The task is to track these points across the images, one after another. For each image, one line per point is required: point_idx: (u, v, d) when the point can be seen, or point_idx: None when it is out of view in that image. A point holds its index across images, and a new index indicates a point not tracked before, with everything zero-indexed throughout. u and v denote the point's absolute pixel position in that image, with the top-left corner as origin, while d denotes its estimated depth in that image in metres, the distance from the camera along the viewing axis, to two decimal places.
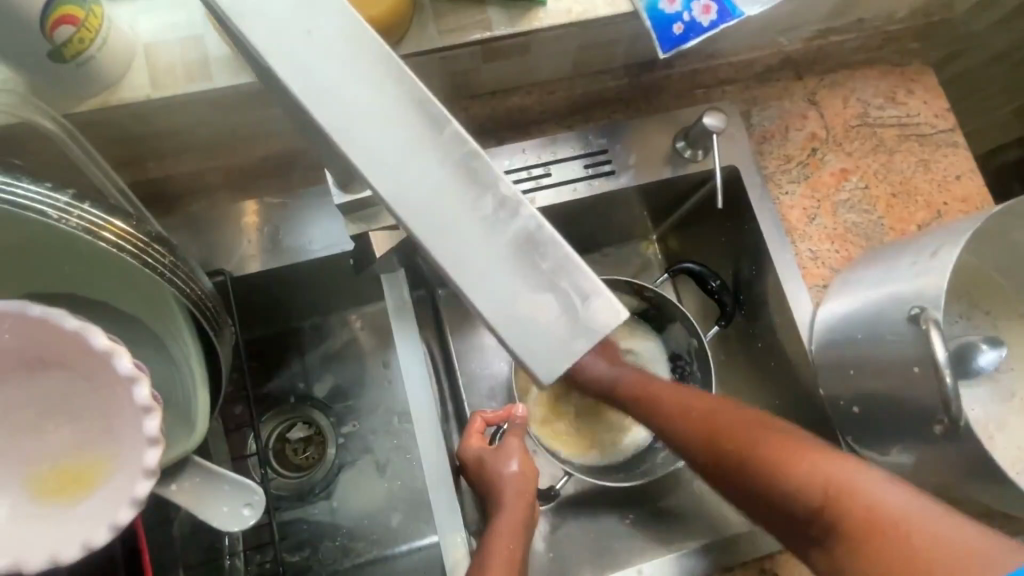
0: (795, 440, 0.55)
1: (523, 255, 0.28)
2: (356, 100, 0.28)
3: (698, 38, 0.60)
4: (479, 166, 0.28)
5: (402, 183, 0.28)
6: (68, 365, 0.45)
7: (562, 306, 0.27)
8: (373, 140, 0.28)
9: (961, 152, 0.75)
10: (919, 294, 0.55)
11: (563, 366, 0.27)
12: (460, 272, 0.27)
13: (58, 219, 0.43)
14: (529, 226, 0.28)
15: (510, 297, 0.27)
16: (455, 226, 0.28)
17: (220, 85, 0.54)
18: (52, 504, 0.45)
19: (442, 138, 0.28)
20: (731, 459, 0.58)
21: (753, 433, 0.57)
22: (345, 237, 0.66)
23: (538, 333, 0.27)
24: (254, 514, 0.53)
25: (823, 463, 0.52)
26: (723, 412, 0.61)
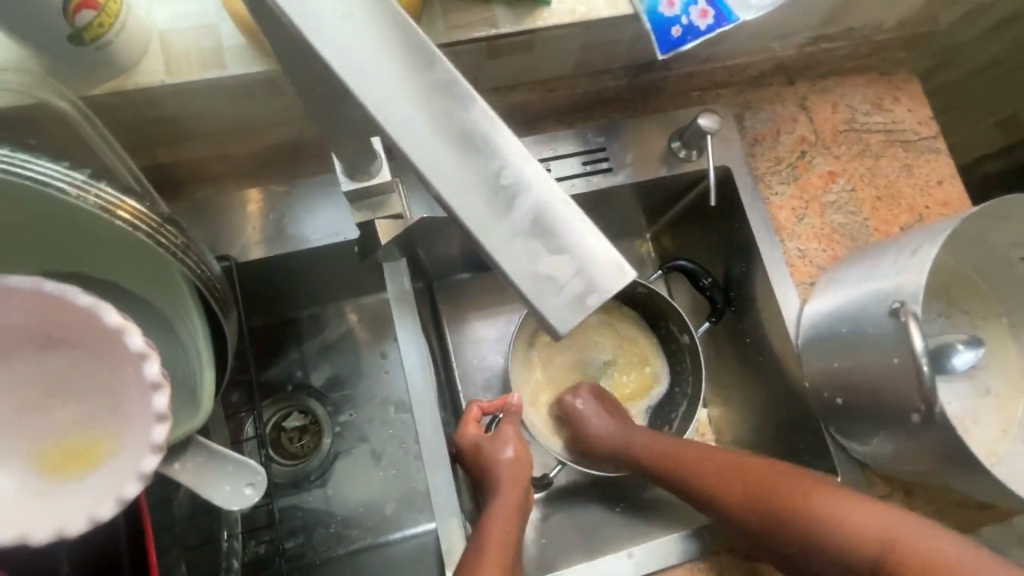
0: (836, 494, 0.59)
1: (540, 220, 0.30)
2: (384, 78, 0.30)
3: (696, 41, 0.63)
4: (499, 136, 0.30)
5: (426, 152, 0.30)
6: (77, 343, 0.45)
7: (576, 263, 0.29)
8: (400, 112, 0.30)
9: (943, 158, 0.78)
10: (899, 290, 0.58)
11: (575, 318, 0.29)
12: (484, 235, 0.29)
13: (76, 197, 0.45)
14: (544, 190, 0.30)
15: (530, 258, 0.29)
16: (477, 189, 0.30)
17: (233, 73, 0.55)
18: (58, 479, 0.45)
19: (465, 112, 0.30)
20: (781, 522, 0.60)
21: (798, 491, 0.61)
22: (350, 225, 0.67)
23: (555, 291, 0.29)
24: (256, 493, 0.54)
25: (871, 517, 0.57)
26: (760, 475, 0.64)
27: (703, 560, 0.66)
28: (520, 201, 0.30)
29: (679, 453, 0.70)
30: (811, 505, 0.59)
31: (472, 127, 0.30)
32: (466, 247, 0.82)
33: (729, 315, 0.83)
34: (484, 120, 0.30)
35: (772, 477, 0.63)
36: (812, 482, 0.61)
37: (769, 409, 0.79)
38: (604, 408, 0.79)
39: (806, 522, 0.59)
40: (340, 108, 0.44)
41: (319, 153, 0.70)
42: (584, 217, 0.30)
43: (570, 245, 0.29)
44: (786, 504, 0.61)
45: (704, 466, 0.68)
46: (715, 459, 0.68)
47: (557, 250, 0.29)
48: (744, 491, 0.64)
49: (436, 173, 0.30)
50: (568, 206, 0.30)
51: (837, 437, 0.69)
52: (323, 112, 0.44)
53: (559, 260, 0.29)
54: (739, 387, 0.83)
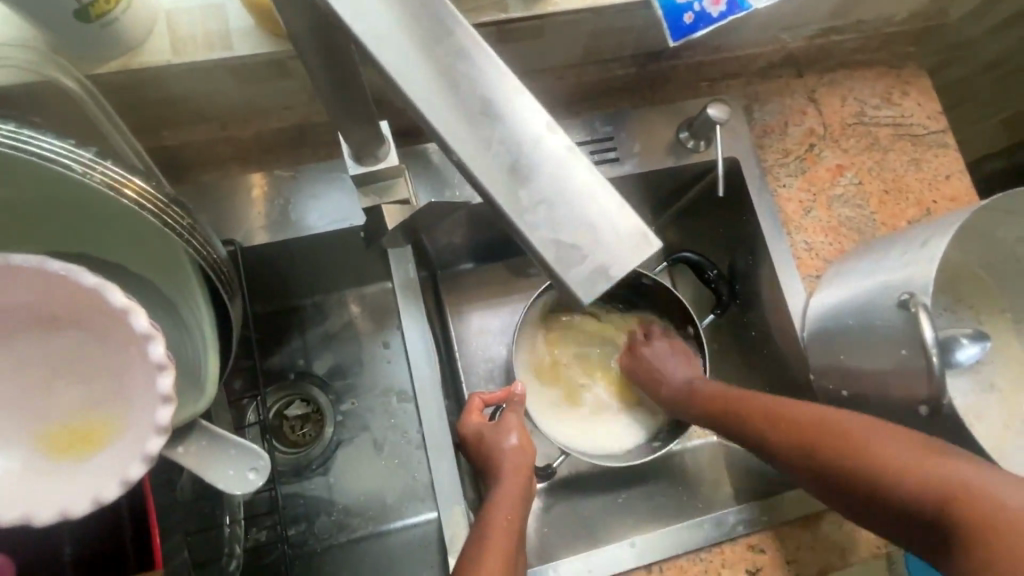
0: (910, 439, 0.54)
1: (563, 188, 0.29)
2: (402, 48, 0.30)
3: (707, 28, 0.62)
4: (519, 103, 0.30)
5: (445, 121, 0.30)
6: (83, 323, 0.45)
7: (604, 231, 0.29)
8: (421, 83, 0.30)
9: (951, 153, 0.78)
10: (907, 282, 0.57)
11: (598, 289, 0.29)
12: (507, 204, 0.29)
13: (82, 174, 0.45)
14: (566, 156, 0.30)
15: (554, 226, 0.29)
16: (496, 154, 0.30)
17: (242, 55, 0.55)
18: (61, 460, 0.45)
19: (485, 76, 0.31)
20: (834, 465, 0.57)
21: (861, 436, 0.56)
22: (355, 212, 0.67)
23: (579, 261, 0.29)
24: (259, 478, 0.54)
25: (947, 468, 0.51)
26: (824, 417, 0.60)
27: (707, 550, 0.66)
28: (545, 169, 0.30)
29: (740, 398, 0.68)
30: (874, 447, 0.55)
31: (493, 97, 0.30)
32: (471, 236, 0.81)
33: (734, 308, 0.83)
34: (506, 89, 0.31)
35: (835, 419, 0.59)
36: (883, 427, 0.56)
37: None
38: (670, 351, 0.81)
39: (867, 466, 0.55)
40: (350, 90, 0.44)
41: (324, 139, 0.69)
42: (607, 185, 0.30)
43: (595, 213, 0.29)
44: (847, 446, 0.57)
45: (765, 406, 0.65)
46: (775, 402, 0.65)
47: (583, 218, 0.29)
48: (801, 431, 0.61)
49: (456, 144, 0.30)
50: (591, 175, 0.30)
51: None
52: (333, 94, 0.44)
53: (583, 228, 0.29)
54: (743, 380, 0.83)
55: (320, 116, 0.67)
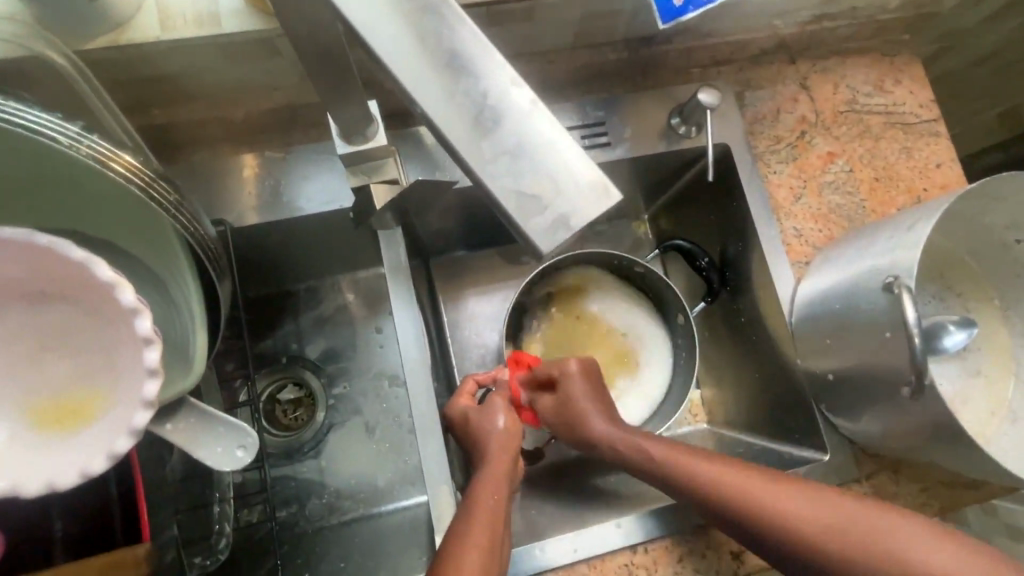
0: (898, 526, 0.53)
1: (526, 141, 0.32)
2: (382, 20, 0.32)
3: (697, 11, 0.62)
4: (489, 59, 0.32)
5: (417, 77, 0.32)
6: (71, 298, 0.45)
7: (563, 188, 0.32)
8: (400, 50, 0.32)
9: (943, 141, 0.78)
10: (893, 265, 0.57)
11: (560, 241, 0.32)
12: (473, 156, 0.32)
13: (68, 146, 0.45)
14: (531, 114, 0.32)
15: (516, 176, 0.32)
16: (470, 107, 0.32)
17: (231, 32, 0.55)
18: (48, 433, 0.45)
19: (463, 35, 0.33)
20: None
21: (863, 536, 0.52)
22: (346, 193, 0.67)
23: (540, 212, 0.32)
24: (248, 455, 0.54)
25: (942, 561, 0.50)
26: (821, 515, 0.54)
27: (692, 532, 0.66)
28: (507, 122, 0.32)
29: (731, 489, 0.58)
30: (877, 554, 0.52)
31: (461, 52, 0.32)
32: (463, 222, 0.82)
33: (725, 295, 0.83)
34: (473, 42, 0.33)
35: (832, 523, 0.54)
36: (874, 519, 0.53)
37: (759, 389, 0.79)
38: (595, 400, 0.70)
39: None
40: (336, 66, 0.44)
41: (315, 121, 0.69)
42: (568, 138, 0.32)
43: (556, 164, 0.32)
44: (855, 552, 0.52)
45: (763, 498, 0.56)
46: (765, 487, 0.57)
47: (543, 170, 0.32)
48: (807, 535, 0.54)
49: (426, 98, 0.32)
50: (554, 129, 0.32)
51: (827, 415, 0.70)
52: (320, 70, 0.44)
53: (543, 180, 0.32)
54: (733, 367, 0.83)
55: (311, 98, 0.67)
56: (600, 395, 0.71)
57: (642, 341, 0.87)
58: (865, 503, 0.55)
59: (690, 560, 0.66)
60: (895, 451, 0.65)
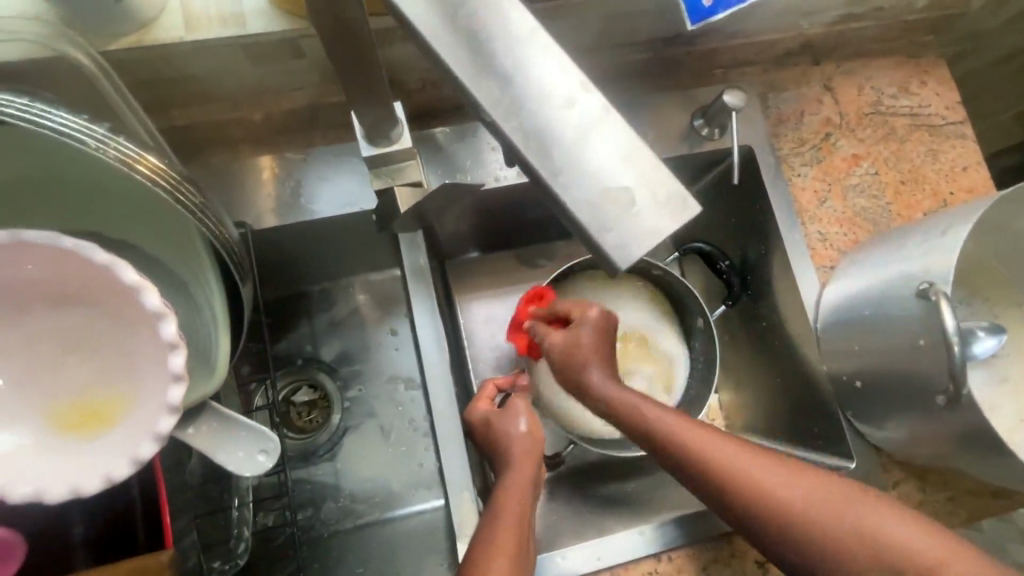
0: (874, 508, 0.51)
1: (596, 152, 0.31)
2: (436, 24, 0.31)
3: (726, 12, 0.61)
4: (563, 66, 0.32)
5: (477, 83, 0.32)
6: (94, 301, 0.45)
7: (641, 200, 0.31)
8: (455, 55, 0.31)
9: (969, 144, 0.76)
10: (926, 271, 0.56)
11: (633, 256, 0.31)
12: (545, 169, 0.31)
13: (95, 148, 0.44)
14: (606, 122, 0.32)
15: (588, 187, 0.31)
16: (545, 117, 0.32)
17: (255, 32, 0.54)
18: (71, 439, 0.44)
19: (533, 42, 0.32)
20: (801, 550, 0.51)
21: (846, 518, 0.50)
22: (367, 196, 0.66)
23: (611, 225, 0.31)
24: (270, 460, 0.53)
25: (922, 543, 0.48)
26: (821, 495, 0.51)
27: (716, 540, 0.65)
28: (577, 132, 0.31)
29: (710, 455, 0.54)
30: (847, 532, 0.50)
31: (523, 57, 0.32)
32: (480, 224, 0.81)
33: (745, 299, 0.82)
34: (538, 48, 0.32)
35: (807, 497, 0.51)
36: (852, 500, 0.51)
37: (781, 394, 0.78)
38: (604, 354, 0.62)
39: (840, 551, 0.50)
40: (368, 67, 0.43)
41: (336, 122, 0.69)
42: (642, 148, 0.31)
43: (631, 176, 0.31)
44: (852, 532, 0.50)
45: (766, 473, 0.53)
46: (746, 457, 0.54)
47: (618, 181, 0.31)
48: (781, 508, 0.51)
49: (487, 105, 0.32)
50: (627, 139, 0.31)
51: (852, 422, 0.69)
52: (350, 71, 0.43)
53: (619, 191, 0.31)
54: (753, 372, 0.82)
55: (332, 98, 0.66)
56: (611, 352, 0.63)
57: (650, 334, 0.85)
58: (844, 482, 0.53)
59: (714, 568, 0.65)
60: (923, 459, 0.64)
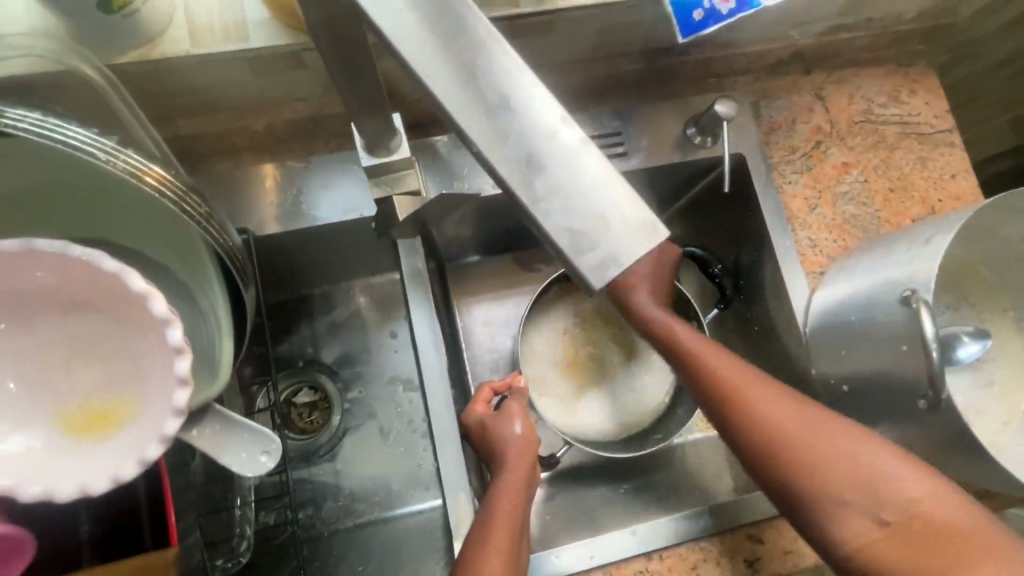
0: (873, 449, 0.55)
1: (576, 180, 0.33)
2: (428, 57, 0.33)
3: (717, 25, 0.62)
4: (542, 98, 0.34)
5: (465, 116, 0.33)
6: (103, 307, 0.47)
7: (615, 224, 0.33)
8: (446, 85, 0.33)
9: (957, 152, 0.78)
10: (910, 279, 0.58)
11: (608, 278, 0.33)
12: (527, 196, 0.33)
13: (105, 161, 0.45)
14: (582, 153, 0.33)
15: (568, 213, 0.32)
16: (523, 148, 0.33)
17: (259, 46, 0.56)
18: (82, 440, 0.46)
19: (518, 75, 0.34)
20: (801, 477, 0.55)
21: (834, 443, 0.55)
22: (367, 202, 0.68)
23: (590, 249, 0.32)
24: (271, 460, 0.55)
25: (901, 477, 0.53)
26: (808, 421, 0.57)
27: (706, 539, 0.67)
28: (559, 159, 0.33)
29: (730, 379, 0.61)
30: (844, 464, 0.54)
31: (510, 91, 0.34)
32: (478, 229, 0.82)
33: (738, 302, 0.84)
34: (524, 80, 0.34)
35: (814, 432, 0.56)
36: (853, 439, 0.55)
37: None
38: (654, 277, 0.67)
39: (836, 481, 0.54)
40: (366, 82, 0.45)
41: (336, 130, 0.70)
42: (618, 176, 0.33)
43: (609, 204, 0.33)
44: (830, 453, 0.55)
45: (758, 396, 0.59)
46: (760, 388, 0.60)
47: (595, 207, 0.32)
48: (786, 438, 0.57)
49: (476, 135, 0.33)
50: (603, 168, 0.33)
51: None
52: (349, 86, 0.45)
53: (595, 217, 0.32)
54: None
55: (333, 108, 0.68)
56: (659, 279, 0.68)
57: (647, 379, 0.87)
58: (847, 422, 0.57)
59: (704, 567, 0.66)
60: None
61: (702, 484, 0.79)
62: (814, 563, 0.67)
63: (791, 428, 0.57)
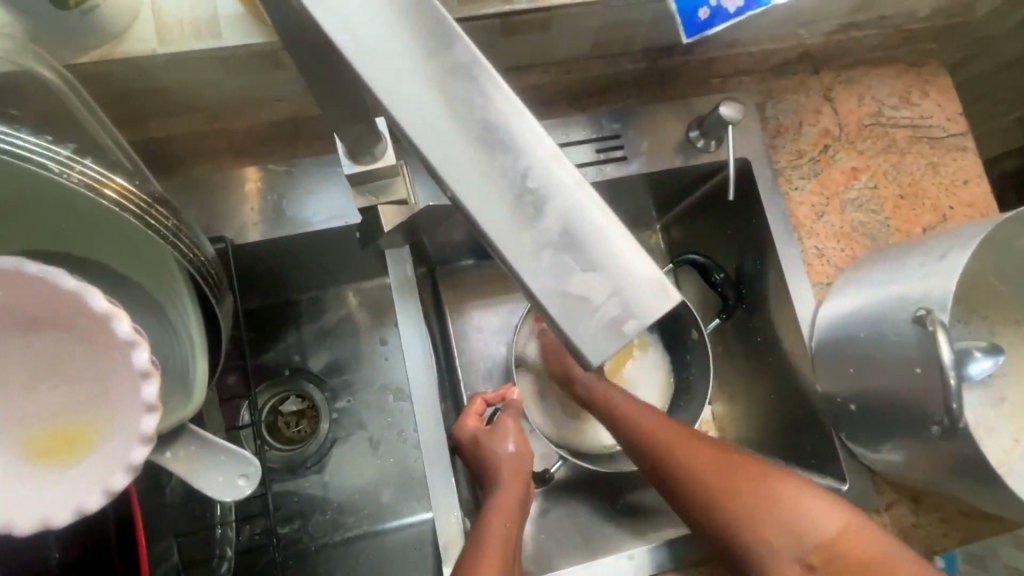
0: (797, 489, 0.58)
1: (572, 232, 0.30)
2: (395, 75, 0.30)
3: (723, 24, 0.59)
4: (529, 132, 0.30)
5: (445, 151, 0.30)
6: (61, 323, 0.41)
7: (611, 288, 0.30)
8: (419, 111, 0.30)
9: (970, 156, 0.75)
10: (924, 296, 0.55)
11: (609, 349, 0.30)
12: (513, 245, 0.30)
13: (59, 173, 0.42)
14: (578, 199, 0.30)
15: (561, 275, 0.30)
16: (504, 193, 0.30)
17: (231, 44, 0.52)
18: (43, 466, 0.41)
19: (501, 103, 0.30)
20: (733, 525, 0.58)
21: (760, 487, 0.58)
22: (352, 209, 0.64)
23: (589, 316, 0.30)
24: (250, 485, 0.52)
25: (825, 516, 0.56)
26: (733, 471, 0.60)
27: (707, 562, 0.65)
28: (553, 203, 0.30)
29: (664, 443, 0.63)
30: (784, 518, 0.56)
31: (495, 122, 0.30)
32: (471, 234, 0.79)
33: (740, 312, 0.81)
34: (510, 108, 0.30)
35: (740, 481, 0.59)
36: (775, 480, 0.58)
37: (774, 409, 0.77)
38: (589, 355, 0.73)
39: (765, 529, 0.57)
40: (344, 87, 0.41)
41: (319, 132, 0.66)
42: (620, 226, 0.30)
43: (603, 268, 0.30)
44: (755, 499, 0.58)
45: (686, 454, 0.61)
46: (690, 445, 0.62)
47: (593, 265, 0.30)
48: (712, 490, 0.59)
49: (453, 171, 0.30)
50: (602, 213, 0.30)
51: (845, 441, 0.68)
52: (329, 90, 0.42)
53: (595, 280, 0.30)
54: (748, 386, 0.81)
55: (314, 109, 0.64)
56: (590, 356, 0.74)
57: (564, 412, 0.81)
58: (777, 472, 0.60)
59: None
60: (917, 482, 0.63)
61: None
62: None
63: (721, 486, 0.59)
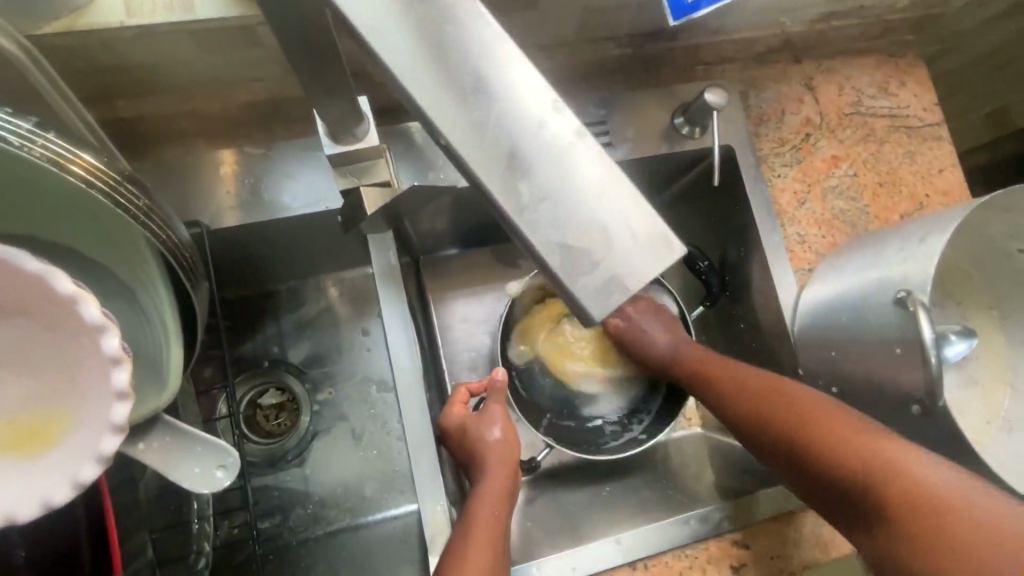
0: (839, 414, 0.56)
1: (568, 186, 0.29)
2: (387, 28, 0.29)
3: (709, 8, 0.59)
4: (527, 87, 0.30)
5: (435, 106, 0.29)
6: (27, 309, 0.39)
7: (616, 240, 0.29)
8: (411, 66, 0.29)
9: (945, 146, 0.76)
10: (906, 279, 0.55)
11: (611, 304, 0.29)
12: (510, 203, 0.29)
13: (19, 146, 0.39)
14: (575, 154, 0.30)
15: (558, 227, 0.29)
16: (501, 148, 0.29)
17: (205, 18, 0.50)
18: (5, 458, 0.39)
19: (498, 59, 0.30)
20: (769, 441, 0.60)
21: (796, 410, 0.59)
22: (333, 194, 0.63)
23: (587, 271, 0.29)
24: (228, 476, 0.50)
25: (863, 440, 0.53)
26: (771, 397, 0.62)
27: (693, 545, 0.65)
28: (549, 159, 0.29)
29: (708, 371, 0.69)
30: (815, 436, 0.56)
31: (487, 77, 0.29)
32: (455, 221, 0.77)
33: (724, 299, 0.82)
34: (506, 63, 0.30)
35: (777, 403, 0.61)
36: (819, 405, 0.58)
37: None
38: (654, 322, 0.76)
39: (797, 445, 0.57)
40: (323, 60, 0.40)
41: (297, 114, 0.64)
42: (618, 181, 0.30)
43: (605, 213, 0.29)
44: (788, 421, 0.59)
45: (726, 382, 0.66)
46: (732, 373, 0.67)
47: (592, 220, 0.29)
48: (747, 411, 0.63)
49: (444, 126, 0.29)
50: (597, 170, 0.30)
51: None
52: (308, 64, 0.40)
53: (591, 232, 0.29)
54: None
55: (292, 91, 0.62)
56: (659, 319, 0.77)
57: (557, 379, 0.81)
58: (855, 419, 0.55)
59: None
60: None
61: (684, 484, 0.76)
62: (802, 564, 0.66)
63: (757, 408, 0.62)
